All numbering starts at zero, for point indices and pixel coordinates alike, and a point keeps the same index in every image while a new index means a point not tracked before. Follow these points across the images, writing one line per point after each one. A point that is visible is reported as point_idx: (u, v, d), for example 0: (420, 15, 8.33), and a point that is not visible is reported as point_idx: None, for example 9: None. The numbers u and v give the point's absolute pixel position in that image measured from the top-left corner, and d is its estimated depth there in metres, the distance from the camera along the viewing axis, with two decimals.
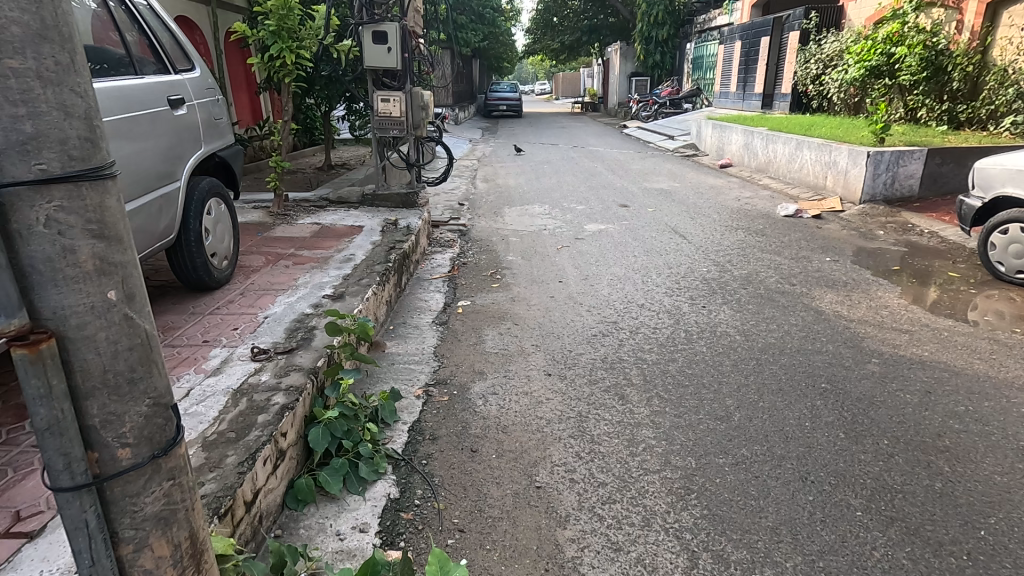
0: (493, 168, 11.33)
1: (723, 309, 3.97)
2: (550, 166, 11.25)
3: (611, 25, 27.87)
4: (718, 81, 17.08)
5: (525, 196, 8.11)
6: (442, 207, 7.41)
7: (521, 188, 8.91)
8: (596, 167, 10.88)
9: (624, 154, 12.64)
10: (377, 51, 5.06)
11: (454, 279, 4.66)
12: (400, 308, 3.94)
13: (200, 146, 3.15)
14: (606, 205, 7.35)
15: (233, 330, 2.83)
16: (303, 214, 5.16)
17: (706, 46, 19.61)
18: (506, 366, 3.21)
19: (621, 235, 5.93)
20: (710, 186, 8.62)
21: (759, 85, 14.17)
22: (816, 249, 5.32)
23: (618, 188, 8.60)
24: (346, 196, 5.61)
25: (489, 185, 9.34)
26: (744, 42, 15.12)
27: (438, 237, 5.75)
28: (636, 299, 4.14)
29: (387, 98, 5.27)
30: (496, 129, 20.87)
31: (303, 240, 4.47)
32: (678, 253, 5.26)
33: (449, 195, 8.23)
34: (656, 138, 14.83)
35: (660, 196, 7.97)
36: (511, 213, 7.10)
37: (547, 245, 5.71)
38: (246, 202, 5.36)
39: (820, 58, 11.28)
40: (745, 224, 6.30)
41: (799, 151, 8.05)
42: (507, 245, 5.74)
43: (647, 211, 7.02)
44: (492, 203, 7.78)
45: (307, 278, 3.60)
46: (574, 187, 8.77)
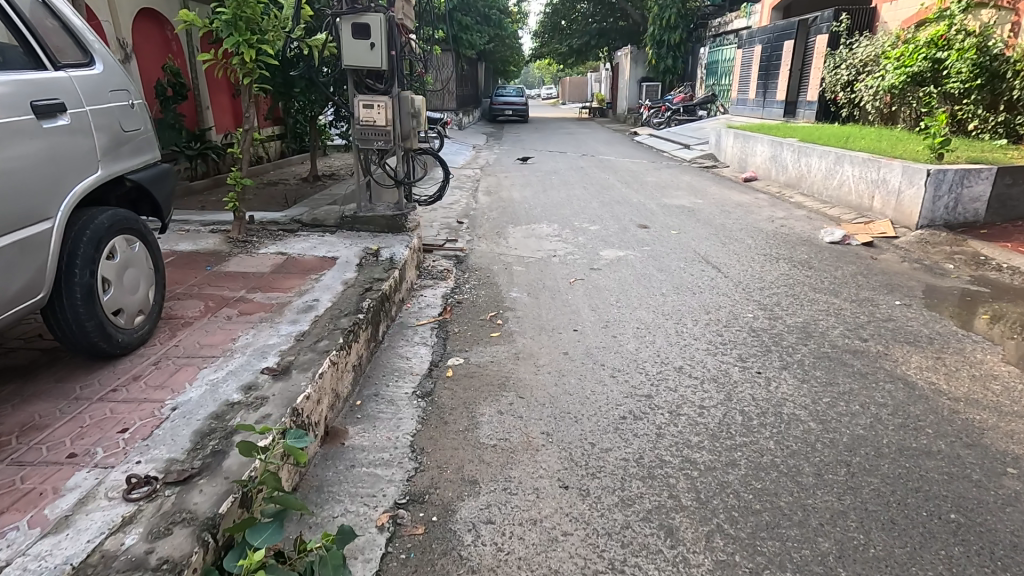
0: (497, 178, 10.50)
1: (784, 375, 3.14)
2: (559, 177, 10.42)
3: (620, 28, 27.05)
4: (735, 87, 16.24)
5: (531, 214, 7.29)
6: (438, 226, 6.58)
7: (528, 203, 8.09)
8: (609, 179, 10.04)
9: (637, 165, 11.79)
10: (358, 48, 4.25)
11: (446, 324, 3.83)
12: (373, 372, 3.11)
13: (93, 169, 2.33)
14: (623, 226, 6.52)
15: (120, 434, 1.99)
16: (268, 240, 4.34)
17: (722, 50, 18.77)
18: (506, 471, 2.38)
19: (644, 265, 5.10)
20: (737, 203, 7.77)
21: (781, 91, 13.32)
22: (879, 288, 4.47)
23: (635, 205, 7.77)
24: (323, 217, 4.80)
25: (493, 199, 8.53)
26: (765, 46, 14.27)
27: (430, 266, 4.92)
28: (672, 360, 3.31)
29: (370, 103, 4.45)
30: (501, 135, 20.02)
31: (260, 276, 3.65)
32: (715, 291, 4.44)
33: (447, 211, 7.43)
34: (671, 146, 13.99)
35: (682, 215, 7.13)
36: (516, 234, 6.27)
37: (558, 276, 4.88)
38: (202, 225, 4.54)
39: (853, 63, 10.47)
40: (785, 252, 5.47)
41: (839, 167, 7.20)
42: (512, 276, 4.91)
43: (669, 233, 6.19)
44: (495, 221, 6.94)
45: (250, 338, 2.76)
46: (586, 203, 7.94)
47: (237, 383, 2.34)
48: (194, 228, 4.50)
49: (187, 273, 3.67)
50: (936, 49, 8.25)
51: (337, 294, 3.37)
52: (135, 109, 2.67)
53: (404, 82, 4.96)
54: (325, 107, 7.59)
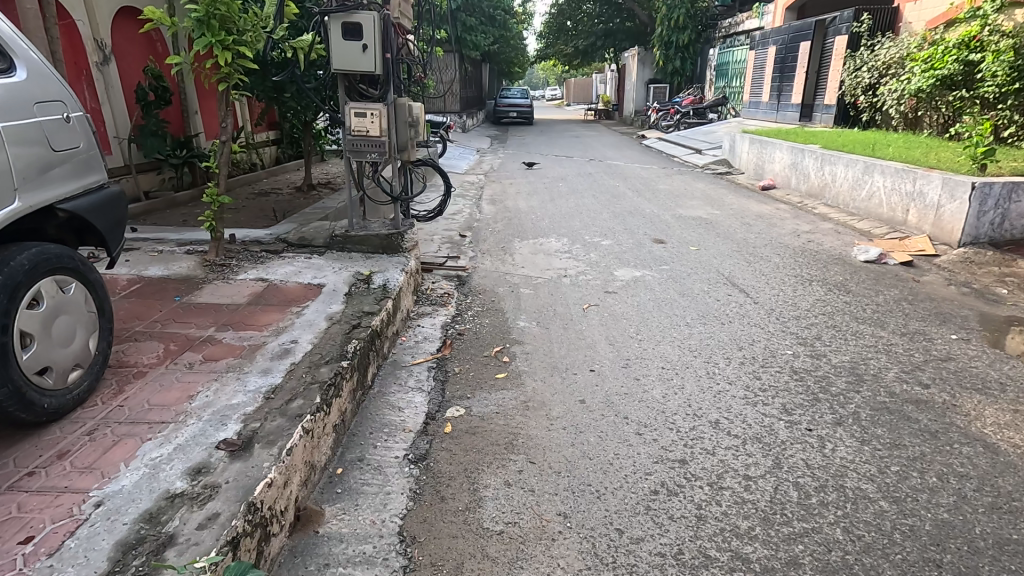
0: (502, 185, 10.06)
1: (839, 433, 2.69)
2: (567, 184, 9.97)
3: (627, 29, 26.57)
4: (747, 89, 15.77)
5: (539, 226, 6.84)
6: (439, 240, 6.14)
7: (535, 213, 7.65)
8: (621, 186, 9.58)
9: (648, 171, 11.33)
10: (349, 50, 3.81)
11: (446, 363, 3.38)
12: (359, 429, 2.66)
13: (9, 201, 1.92)
14: (638, 241, 6.07)
15: (21, 547, 1.55)
16: (249, 264, 3.90)
17: (733, 51, 18.28)
18: (516, 573, 1.93)
19: (664, 288, 4.65)
20: (758, 215, 7.30)
21: (797, 94, 12.85)
22: (929, 318, 4.01)
23: (649, 217, 7.31)
24: (311, 236, 4.36)
25: (498, 209, 8.08)
26: (780, 48, 13.78)
27: (429, 290, 4.47)
28: (707, 413, 2.86)
29: (364, 111, 3.99)
30: (506, 137, 19.58)
31: (234, 309, 3.21)
32: (746, 321, 3.99)
33: (449, 223, 7.00)
34: (681, 151, 13.54)
35: (701, 228, 6.67)
36: (523, 250, 5.83)
37: (571, 301, 4.43)
38: (177, 246, 4.11)
39: (875, 65, 10.01)
40: (817, 272, 5.02)
41: (869, 176, 6.73)
42: (519, 300, 4.46)
43: (689, 250, 5.74)
44: (500, 234, 6.50)
45: (210, 395, 2.32)
46: (597, 214, 7.48)
47: (184, 464, 1.89)
48: (168, 249, 4.07)
49: (151, 305, 3.23)
50: (968, 50, 7.77)
51: (320, 334, 2.93)
52: (71, 123, 2.24)
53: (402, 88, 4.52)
54: (320, 112, 7.16)
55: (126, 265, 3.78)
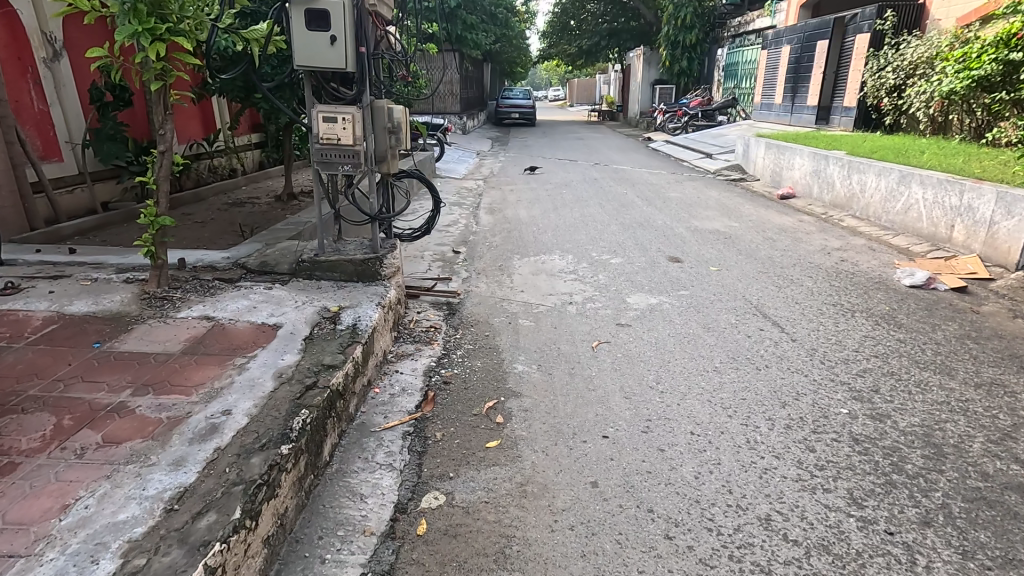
0: (502, 192, 9.45)
1: (929, 539, 2.07)
2: (571, 191, 9.36)
3: (632, 28, 25.93)
4: (759, 90, 15.14)
5: (541, 241, 6.23)
6: (430, 258, 5.53)
7: (537, 225, 7.04)
8: (628, 194, 8.96)
9: (656, 177, 10.71)
10: (314, 42, 3.20)
11: (426, 426, 2.76)
12: (303, 535, 2.03)
13: None
14: (652, 260, 5.46)
15: None
16: (196, 296, 3.29)
17: (743, 51, 17.63)
18: None
19: (684, 319, 4.04)
20: (781, 228, 6.67)
21: (813, 96, 12.21)
22: (1003, 362, 3.38)
23: (661, 230, 6.70)
24: (275, 260, 3.74)
25: (496, 219, 7.47)
26: (795, 47, 13.15)
27: (413, 322, 3.86)
28: (753, 505, 2.25)
29: (334, 116, 3.37)
30: (507, 140, 18.98)
31: (162, 362, 2.60)
32: (785, 366, 3.37)
33: (443, 237, 6.40)
34: (691, 155, 12.91)
35: (719, 243, 6.05)
36: (523, 270, 5.21)
37: (578, 336, 3.82)
38: (116, 273, 3.50)
39: (901, 65, 9.38)
40: (858, 300, 4.40)
41: (906, 186, 6.09)
42: (518, 335, 3.85)
43: (708, 271, 5.12)
44: (499, 250, 5.89)
45: (89, 508, 1.70)
46: (605, 226, 6.87)
47: None
48: (104, 277, 3.47)
49: (62, 355, 2.63)
50: (1008, 49, 6.91)
51: (261, 400, 2.30)
52: None
53: (384, 87, 3.90)
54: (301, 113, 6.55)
55: (48, 298, 3.17)
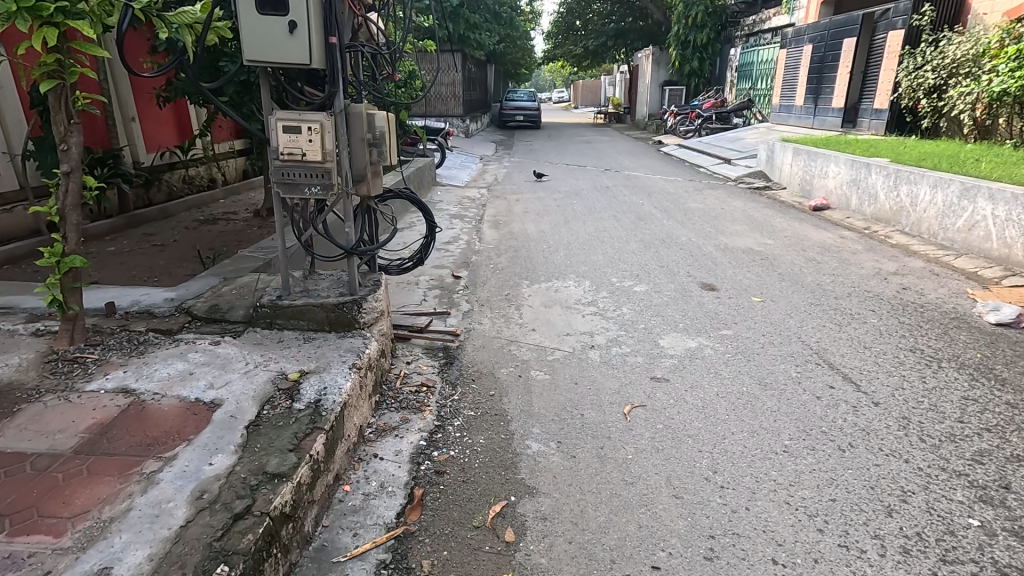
0: (507, 202, 8.73)
1: None
2: (582, 201, 8.63)
3: (639, 28, 25.19)
4: (777, 92, 14.39)
5: (552, 262, 5.49)
6: (425, 286, 4.80)
7: (547, 241, 6.31)
8: (645, 206, 8.23)
9: (674, 184, 9.96)
10: (269, 30, 2.47)
11: (410, 549, 2.02)
12: None
13: None
14: (683, 288, 4.72)
15: None
16: (118, 357, 2.56)
17: (758, 51, 16.90)
18: None
19: (733, 373, 3.30)
20: (822, 247, 5.92)
21: (839, 97, 11.46)
22: None
23: (686, 248, 5.97)
24: (229, 302, 3.01)
25: (501, 234, 6.74)
26: (818, 45, 12.39)
27: (401, 379, 3.13)
28: None
29: (297, 125, 2.64)
30: (511, 143, 18.30)
31: (38, 473, 1.86)
32: (874, 445, 2.63)
33: (442, 258, 5.68)
34: (708, 161, 12.17)
35: (756, 266, 5.32)
36: (533, 302, 4.48)
37: (605, 396, 3.09)
38: (24, 324, 2.77)
39: (941, 64, 8.62)
40: (939, 344, 3.65)
41: (970, 201, 5.34)
42: (530, 395, 3.12)
43: (750, 303, 4.39)
44: (505, 274, 5.16)
45: None
46: (623, 244, 6.13)
47: None
48: (8, 329, 2.74)
49: None
50: None
51: (161, 548, 1.56)
52: None
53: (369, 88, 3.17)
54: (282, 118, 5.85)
55: None
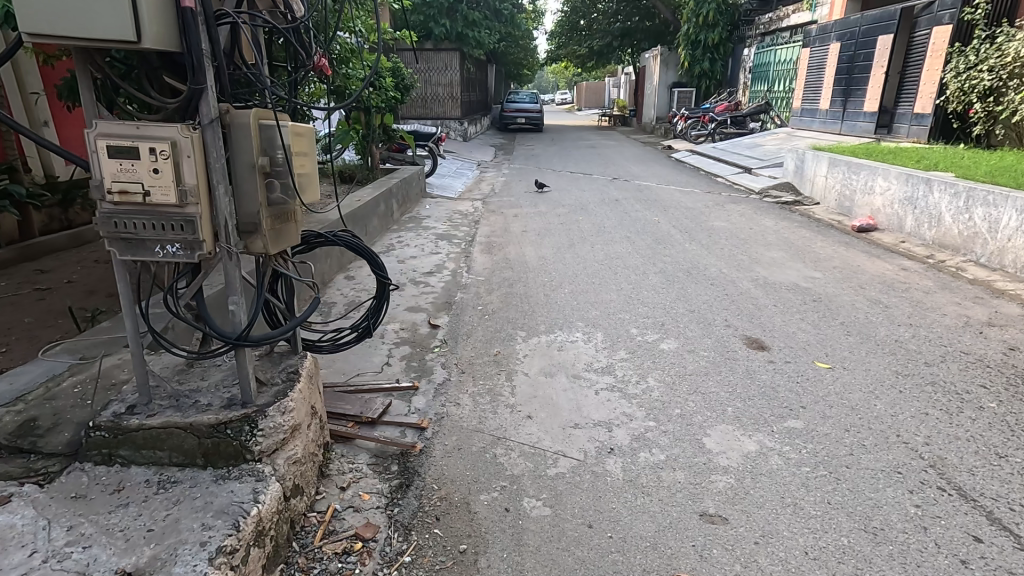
0: (503, 219, 7.68)
1: None
2: (590, 218, 7.58)
3: (647, 28, 24.19)
4: (798, 94, 13.32)
5: (556, 305, 4.43)
6: (392, 343, 3.75)
7: (549, 272, 5.27)
8: (662, 225, 7.17)
9: (691, 198, 8.93)
10: None
11: None
12: None
13: None
14: (724, 348, 3.66)
15: None
16: None
17: (775, 51, 15.83)
18: None
19: (822, 507, 2.25)
20: (884, 282, 4.86)
21: (874, 101, 10.39)
22: None
23: (718, 283, 4.92)
24: (54, 417, 1.95)
25: (496, 261, 5.69)
26: (846, 44, 11.32)
27: (324, 527, 2.07)
28: None
29: (130, 145, 1.59)
30: (511, 148, 17.30)
31: None
32: None
33: (420, 297, 4.63)
34: (726, 170, 11.11)
35: (809, 311, 4.26)
36: (530, 368, 3.42)
37: (636, 557, 2.03)
38: None
39: (999, 62, 7.49)
40: None
41: None
42: (521, 552, 2.05)
43: (815, 372, 3.33)
44: (497, 323, 4.11)
45: None
46: (641, 277, 5.08)
47: None
48: None
49: None
50: None
51: None
52: None
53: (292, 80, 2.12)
54: None
55: None
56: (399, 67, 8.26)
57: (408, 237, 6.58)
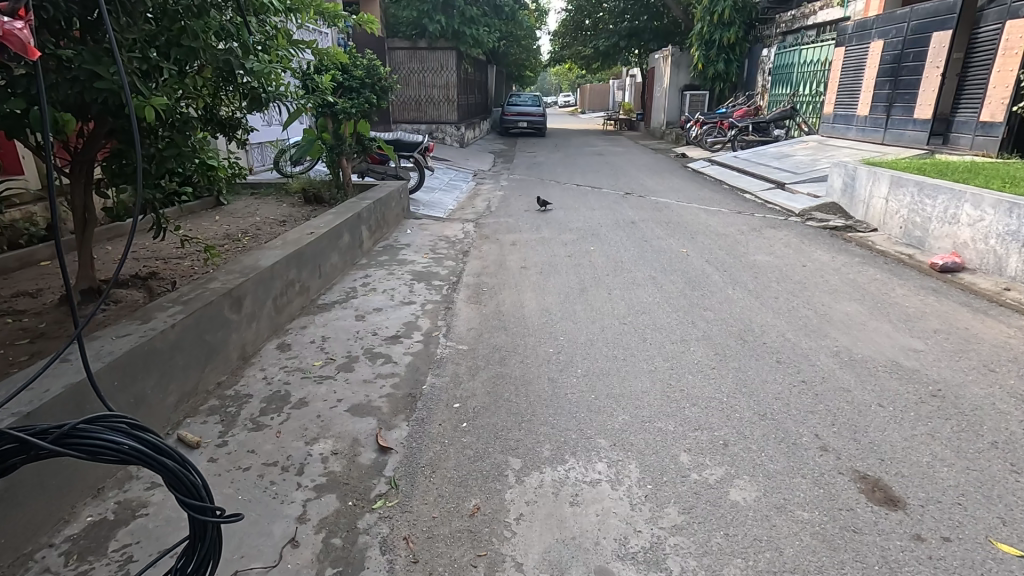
0: (497, 249, 6.36)
1: None
2: (604, 249, 6.25)
3: (655, 28, 22.88)
4: (830, 97, 11.98)
5: (564, 403, 3.11)
6: (312, 488, 2.42)
7: (555, 339, 3.95)
8: (692, 259, 5.84)
9: (720, 220, 7.63)
10: None
11: None
12: None
13: None
14: (831, 504, 2.33)
15: None
16: None
17: (800, 51, 14.47)
18: None
19: None
20: (1018, 361, 3.52)
21: (928, 107, 9.04)
22: None
23: (787, 361, 3.58)
24: None
25: (484, 317, 4.36)
26: (891, 43, 9.97)
27: None
28: None
29: None
30: (511, 154, 16.01)
31: None
32: None
33: (374, 385, 3.30)
34: (754, 185, 9.79)
35: (934, 418, 2.92)
36: (525, 552, 2.10)
37: None
38: None
39: None
40: None
41: None
42: None
43: (1002, 570, 1.99)
44: (479, 438, 2.79)
45: None
46: (681, 351, 3.74)
47: None
48: None
49: None
50: None
51: None
52: None
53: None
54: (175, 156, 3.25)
55: None
56: (375, 64, 6.77)
57: (377, 277, 5.25)
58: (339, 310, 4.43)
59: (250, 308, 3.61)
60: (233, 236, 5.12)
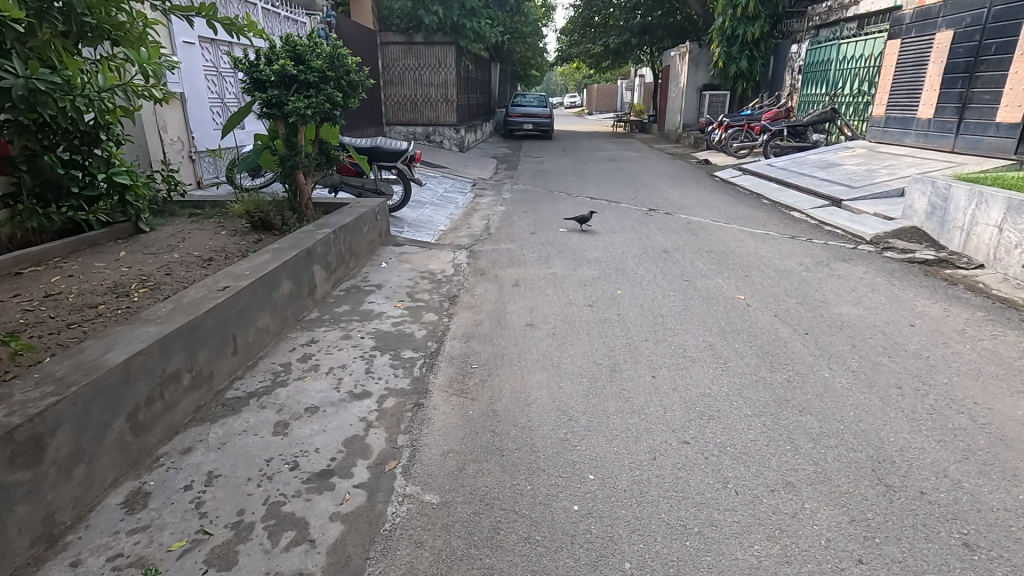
0: (496, 292, 4.88)
1: None
2: (635, 293, 4.78)
3: (669, 24, 21.39)
4: (879, 97, 10.48)
5: None
6: None
7: (581, 481, 2.46)
8: (755, 311, 4.37)
9: (772, 249, 6.14)
10: None
11: None
12: None
13: None
14: None
15: None
16: None
17: (839, 46, 12.93)
18: None
19: None
20: None
21: (1017, 109, 7.53)
22: None
23: (982, 545, 2.09)
24: None
25: (470, 426, 2.87)
26: (964, 33, 8.47)
27: None
28: None
29: None
30: (515, 160, 14.55)
31: None
32: None
33: None
34: (802, 200, 8.27)
35: None
36: None
37: None
38: None
39: None
40: None
41: None
42: None
43: None
44: None
45: None
46: (791, 516, 2.24)
47: None
48: None
49: None
50: None
51: None
52: None
53: None
54: None
55: None
56: (342, 52, 5.28)
57: (326, 344, 3.77)
58: (253, 412, 2.95)
59: (70, 448, 2.13)
60: (121, 288, 3.65)
